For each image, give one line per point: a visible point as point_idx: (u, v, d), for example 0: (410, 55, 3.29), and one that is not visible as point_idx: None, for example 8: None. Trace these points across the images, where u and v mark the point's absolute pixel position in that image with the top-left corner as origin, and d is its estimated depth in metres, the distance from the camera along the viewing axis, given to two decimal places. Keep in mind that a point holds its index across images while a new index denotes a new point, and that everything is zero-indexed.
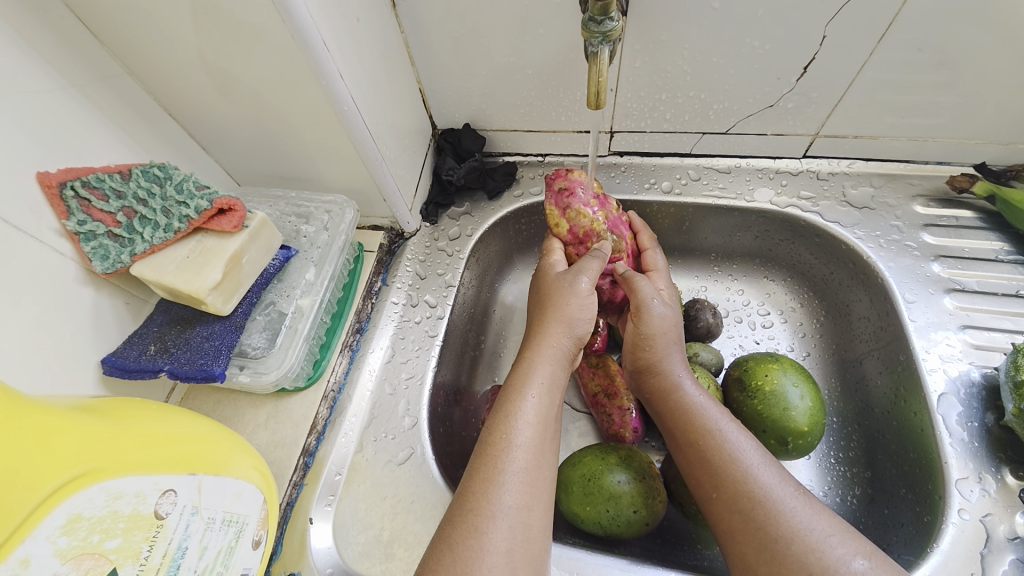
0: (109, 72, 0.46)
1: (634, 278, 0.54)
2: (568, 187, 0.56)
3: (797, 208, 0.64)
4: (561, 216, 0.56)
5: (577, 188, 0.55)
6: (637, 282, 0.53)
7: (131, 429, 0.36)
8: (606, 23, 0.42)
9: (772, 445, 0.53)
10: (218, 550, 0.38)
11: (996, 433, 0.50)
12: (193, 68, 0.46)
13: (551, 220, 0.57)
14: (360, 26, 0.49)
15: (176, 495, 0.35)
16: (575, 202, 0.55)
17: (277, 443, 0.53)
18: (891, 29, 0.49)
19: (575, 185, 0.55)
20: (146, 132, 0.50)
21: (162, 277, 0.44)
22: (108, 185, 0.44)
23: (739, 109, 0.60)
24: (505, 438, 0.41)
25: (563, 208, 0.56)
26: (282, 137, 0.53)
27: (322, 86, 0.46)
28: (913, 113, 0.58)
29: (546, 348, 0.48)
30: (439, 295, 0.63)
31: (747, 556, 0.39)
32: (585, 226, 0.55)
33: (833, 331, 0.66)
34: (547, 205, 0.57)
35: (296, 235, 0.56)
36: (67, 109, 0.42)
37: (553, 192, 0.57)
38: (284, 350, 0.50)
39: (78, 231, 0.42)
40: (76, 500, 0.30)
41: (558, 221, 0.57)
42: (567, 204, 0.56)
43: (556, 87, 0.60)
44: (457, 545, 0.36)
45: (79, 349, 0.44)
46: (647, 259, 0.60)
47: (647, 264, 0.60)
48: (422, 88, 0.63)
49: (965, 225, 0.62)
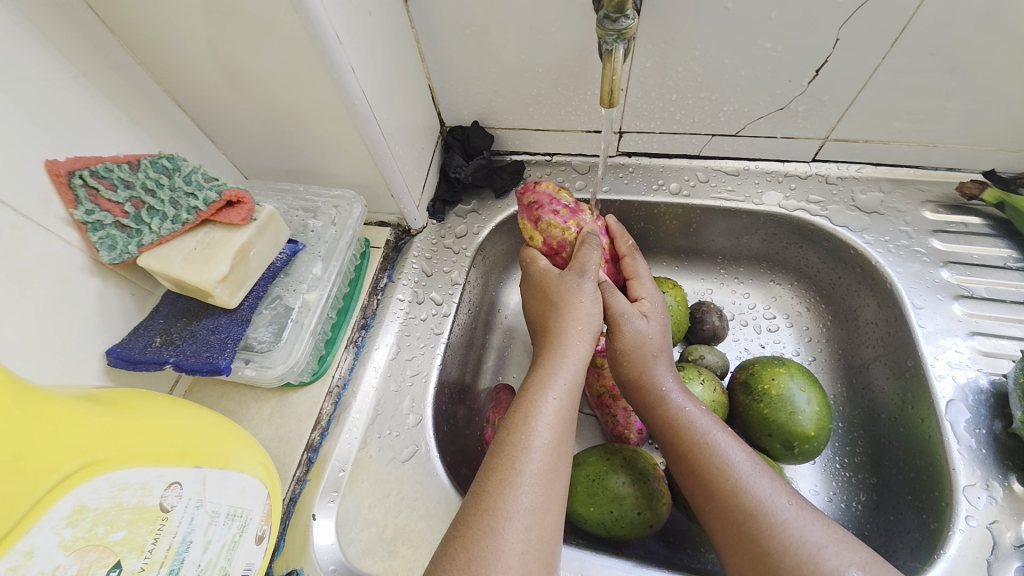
0: (118, 62, 0.46)
1: (607, 292, 0.53)
2: (537, 201, 0.57)
3: (805, 212, 0.64)
4: (534, 229, 0.58)
5: (545, 201, 0.56)
6: (611, 296, 0.52)
7: (137, 421, 0.35)
8: (621, 21, 0.42)
9: (778, 448, 0.53)
10: (222, 544, 0.37)
11: (1004, 440, 0.50)
12: (203, 59, 0.46)
13: (527, 232, 0.59)
14: (372, 20, 0.48)
15: (181, 488, 0.35)
16: (544, 214, 0.56)
17: (281, 438, 0.52)
18: (904, 33, 0.49)
19: (541, 198, 0.56)
20: (155, 122, 0.50)
21: (169, 269, 0.44)
22: (116, 175, 0.44)
23: (749, 112, 0.60)
24: (523, 439, 0.41)
25: (534, 221, 0.57)
26: (292, 131, 0.53)
27: (333, 80, 0.46)
28: (924, 119, 0.57)
29: (568, 347, 0.48)
30: (445, 292, 0.63)
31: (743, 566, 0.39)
32: (557, 237, 0.55)
33: (840, 336, 0.66)
34: (521, 219, 0.59)
35: (303, 229, 0.56)
36: (76, 98, 0.42)
37: (524, 207, 0.58)
38: (290, 345, 0.49)
39: (86, 221, 0.42)
40: (81, 491, 0.29)
41: (532, 234, 0.58)
42: (538, 217, 0.57)
43: (565, 86, 0.60)
44: (471, 545, 0.35)
45: (84, 340, 0.43)
46: (626, 267, 0.58)
47: (628, 272, 0.58)
48: (432, 85, 0.63)
49: (974, 232, 0.61)
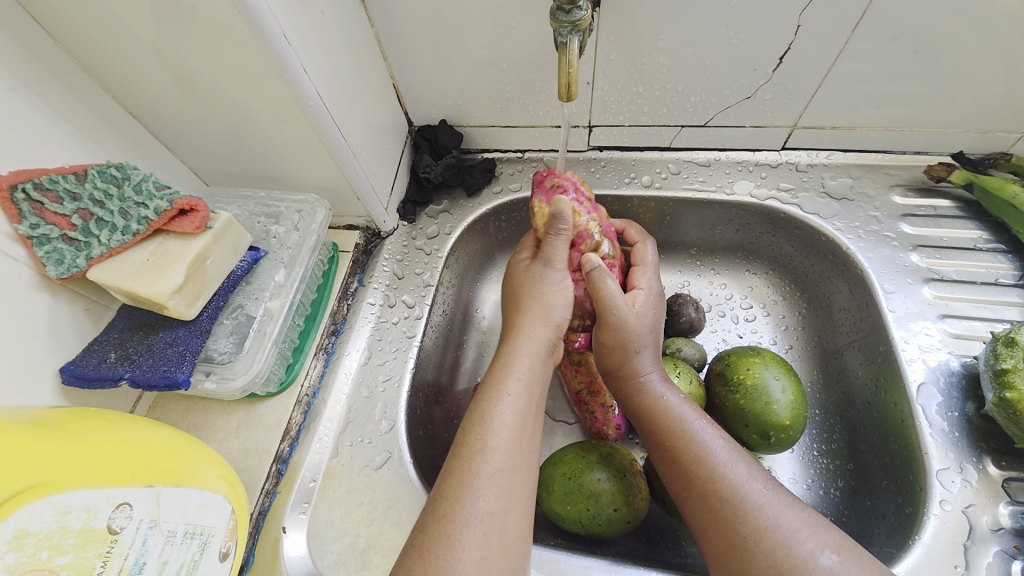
0: (63, 69, 0.44)
1: (600, 279, 0.49)
2: (562, 186, 0.52)
3: (776, 200, 0.64)
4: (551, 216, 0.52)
5: (569, 190, 0.52)
6: (602, 284, 0.49)
7: (83, 443, 0.34)
8: (574, 12, 0.42)
9: (754, 439, 0.53)
10: (180, 564, 0.36)
11: (977, 422, 0.50)
12: (151, 63, 0.44)
13: (540, 220, 0.53)
14: (325, 19, 0.47)
15: (132, 509, 0.34)
16: (568, 200, 0.51)
17: (249, 450, 0.51)
18: (864, 18, 0.49)
19: (569, 185, 0.52)
20: (105, 132, 0.48)
21: (119, 282, 0.43)
22: (62, 187, 0.42)
23: (716, 102, 0.60)
24: (480, 439, 0.40)
25: (554, 206, 0.52)
26: (249, 136, 0.52)
27: (284, 81, 0.44)
28: (890, 104, 0.57)
29: (523, 341, 0.47)
30: (417, 294, 0.62)
31: (722, 558, 0.38)
32: (578, 227, 0.51)
33: (815, 323, 0.66)
34: (536, 203, 0.53)
35: (266, 235, 0.54)
36: (15, 109, 0.41)
37: (544, 190, 0.53)
38: (252, 355, 0.48)
39: (31, 235, 0.40)
40: (20, 516, 0.28)
41: (546, 222, 0.52)
42: (558, 203, 0.52)
43: (531, 81, 0.59)
44: (429, 554, 0.35)
45: (35, 358, 0.42)
46: (637, 253, 0.58)
47: (636, 259, 0.57)
48: (397, 84, 0.62)
49: (943, 214, 0.62)
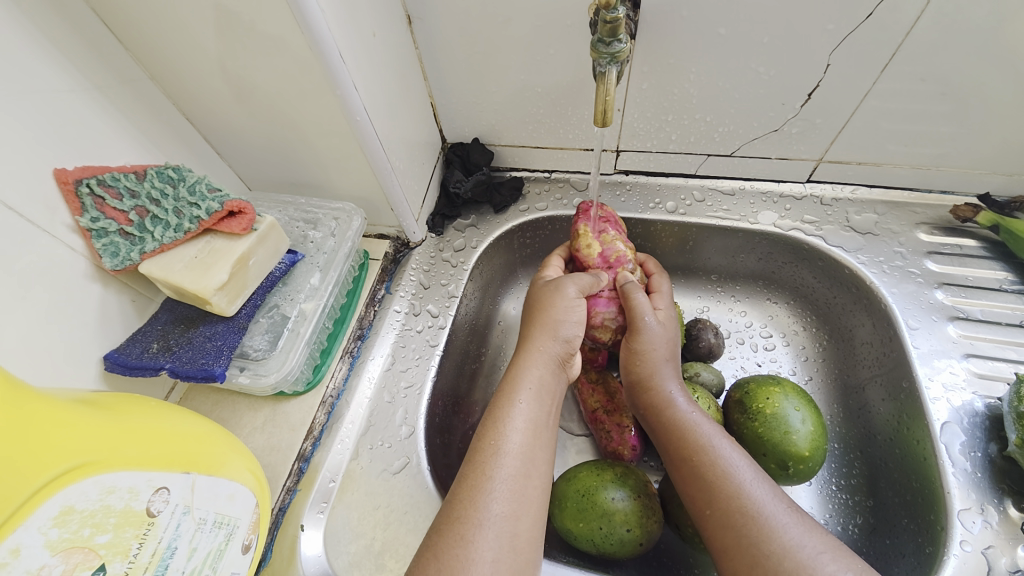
0: (131, 75, 0.47)
1: (632, 292, 0.53)
2: (602, 217, 0.59)
3: (800, 232, 0.65)
4: (594, 239, 0.57)
5: (609, 220, 0.59)
6: (635, 295, 0.53)
7: (129, 425, 0.36)
8: (615, 45, 0.44)
9: (773, 469, 0.53)
10: (208, 552, 0.37)
11: (999, 463, 0.49)
12: (213, 75, 0.48)
13: (584, 241, 0.57)
14: (376, 40, 0.50)
15: (169, 493, 0.35)
16: (609, 229, 0.58)
17: (273, 447, 0.52)
18: (893, 59, 0.50)
19: (612, 218, 0.60)
20: (164, 134, 0.51)
21: (168, 276, 0.45)
22: (122, 185, 0.45)
23: (743, 133, 0.61)
24: (494, 444, 0.41)
25: (599, 232, 0.58)
26: (295, 145, 0.54)
27: (336, 96, 0.47)
28: (916, 142, 0.58)
29: (534, 351, 0.49)
30: (442, 305, 0.63)
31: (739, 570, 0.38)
32: (618, 252, 0.57)
33: (836, 355, 0.66)
34: (579, 226, 0.58)
35: (303, 240, 0.57)
36: (88, 110, 0.44)
37: (588, 215, 0.58)
38: (284, 354, 0.50)
39: (90, 228, 0.43)
40: (69, 493, 0.30)
41: (590, 243, 0.57)
42: (602, 229, 0.58)
43: (564, 105, 0.61)
44: (444, 555, 0.35)
45: (83, 344, 0.44)
46: (653, 282, 0.59)
47: (652, 286, 0.59)
48: (434, 103, 0.65)
49: (969, 254, 0.62)
